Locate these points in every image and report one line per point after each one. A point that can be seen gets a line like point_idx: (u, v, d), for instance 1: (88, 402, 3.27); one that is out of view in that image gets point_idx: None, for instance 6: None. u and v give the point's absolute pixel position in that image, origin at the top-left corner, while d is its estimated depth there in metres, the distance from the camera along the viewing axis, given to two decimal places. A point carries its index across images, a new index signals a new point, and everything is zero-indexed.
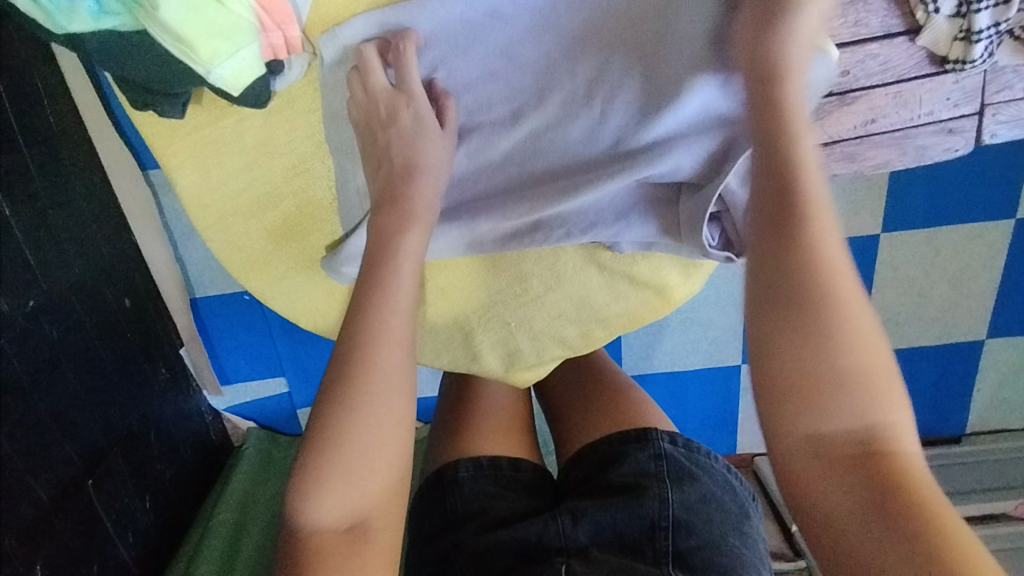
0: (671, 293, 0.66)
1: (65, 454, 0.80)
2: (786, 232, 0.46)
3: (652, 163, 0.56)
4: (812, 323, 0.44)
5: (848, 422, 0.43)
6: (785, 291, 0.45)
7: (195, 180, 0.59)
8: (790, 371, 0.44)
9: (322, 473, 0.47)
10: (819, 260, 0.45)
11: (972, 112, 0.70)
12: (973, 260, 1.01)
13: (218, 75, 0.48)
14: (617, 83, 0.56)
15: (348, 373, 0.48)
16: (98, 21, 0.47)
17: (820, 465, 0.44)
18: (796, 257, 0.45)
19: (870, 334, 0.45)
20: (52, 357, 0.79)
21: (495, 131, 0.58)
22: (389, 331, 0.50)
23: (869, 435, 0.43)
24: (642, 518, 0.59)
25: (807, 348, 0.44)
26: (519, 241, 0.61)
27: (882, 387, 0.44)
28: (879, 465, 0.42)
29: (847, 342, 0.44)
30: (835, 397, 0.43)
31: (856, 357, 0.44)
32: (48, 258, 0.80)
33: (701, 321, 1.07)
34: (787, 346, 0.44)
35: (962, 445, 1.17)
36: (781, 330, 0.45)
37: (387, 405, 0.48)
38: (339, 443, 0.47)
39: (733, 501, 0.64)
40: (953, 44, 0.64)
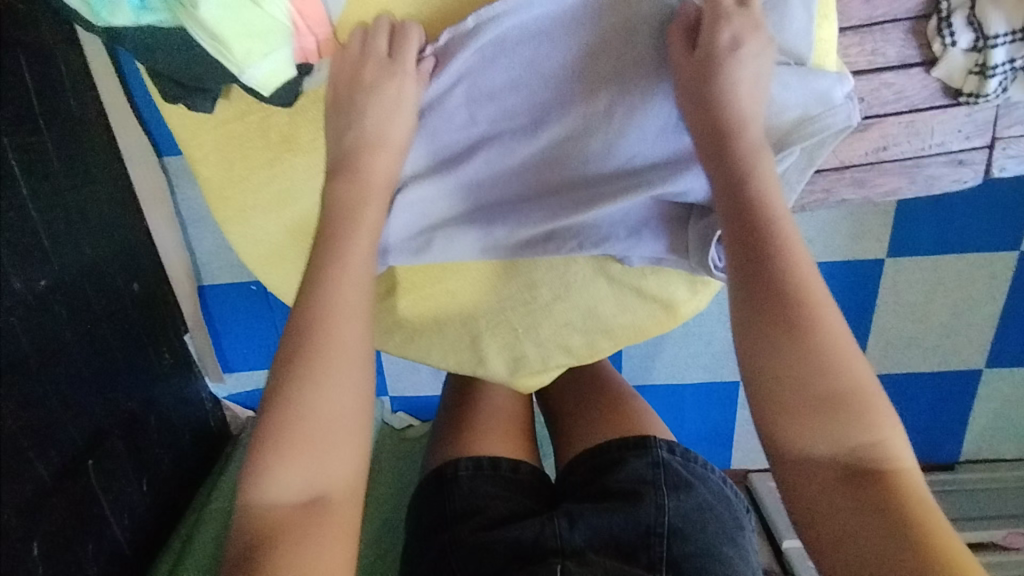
0: (678, 308, 0.67)
1: (66, 433, 0.81)
2: (756, 272, 0.48)
3: (672, 179, 0.57)
4: (793, 350, 0.46)
5: (833, 445, 0.45)
6: (764, 328, 0.47)
7: (217, 173, 0.59)
8: (787, 402, 0.46)
9: (279, 449, 0.47)
10: (799, 292, 0.47)
11: (983, 145, 0.71)
12: (976, 288, 1.02)
13: (250, 75, 0.50)
14: (635, 97, 0.57)
15: (304, 345, 0.48)
16: (139, 16, 0.48)
17: (811, 484, 0.45)
18: (775, 292, 0.47)
19: (846, 355, 0.47)
20: (59, 336, 0.80)
21: (515, 138, 0.59)
22: (341, 307, 0.50)
23: (858, 454, 0.45)
24: (638, 523, 0.59)
25: (803, 374, 0.46)
26: (532, 250, 0.62)
27: (868, 408, 0.46)
28: (871, 482, 0.44)
29: (830, 370, 0.46)
30: (823, 417, 0.45)
31: (834, 378, 0.46)
32: (62, 238, 0.81)
33: (703, 335, 1.08)
34: (778, 386, 0.47)
35: (955, 472, 1.17)
36: (769, 364, 0.47)
37: (345, 383, 0.48)
38: (293, 414, 0.47)
39: (728, 512, 0.65)
40: (968, 77, 0.65)
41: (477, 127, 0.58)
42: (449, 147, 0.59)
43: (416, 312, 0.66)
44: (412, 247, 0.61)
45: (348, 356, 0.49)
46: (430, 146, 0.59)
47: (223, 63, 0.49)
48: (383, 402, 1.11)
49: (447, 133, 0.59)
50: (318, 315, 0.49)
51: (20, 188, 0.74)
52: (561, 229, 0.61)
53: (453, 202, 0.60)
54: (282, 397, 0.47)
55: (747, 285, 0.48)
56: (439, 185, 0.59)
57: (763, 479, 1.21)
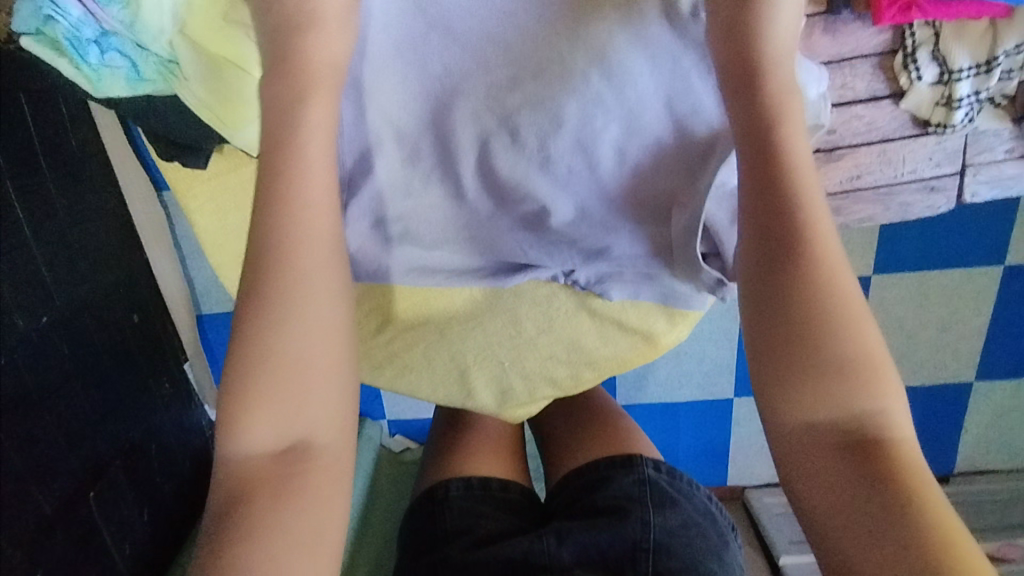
0: (659, 340, 0.68)
1: (68, 465, 0.83)
2: (773, 228, 0.45)
3: (649, 170, 0.57)
4: (806, 305, 0.44)
5: (836, 410, 0.42)
6: (775, 289, 0.44)
7: (211, 221, 0.61)
8: (791, 361, 0.43)
9: (249, 400, 0.43)
10: (810, 255, 0.44)
11: (954, 172, 0.74)
12: (963, 303, 1.03)
13: (238, 137, 0.52)
14: (615, 65, 0.53)
15: (267, 286, 0.43)
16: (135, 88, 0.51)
17: (810, 452, 0.43)
18: (791, 252, 0.44)
19: (860, 320, 0.44)
20: (62, 370, 0.82)
21: (492, 96, 0.54)
22: (297, 238, 0.44)
23: (863, 421, 0.42)
24: (625, 540, 0.61)
25: (812, 335, 0.43)
26: (515, 229, 0.61)
27: (874, 376, 0.43)
28: (872, 450, 0.42)
29: (840, 334, 0.43)
30: (829, 381, 0.43)
31: (845, 342, 0.43)
32: (63, 275, 0.83)
33: (694, 354, 1.09)
34: (786, 343, 0.44)
35: (949, 484, 1.19)
36: (779, 321, 0.44)
37: (315, 320, 0.44)
38: (264, 362, 0.43)
39: (712, 527, 0.66)
40: (935, 109, 0.68)
41: (450, 117, 0.55)
42: (414, 130, 0.56)
43: (405, 348, 0.68)
44: (389, 231, 0.59)
45: (306, 292, 0.44)
46: (388, 121, 0.55)
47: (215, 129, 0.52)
48: (382, 425, 1.13)
49: (413, 110, 0.55)
50: (276, 252, 0.43)
51: (24, 230, 0.77)
52: (540, 224, 0.60)
53: (426, 169, 0.58)
54: (248, 335, 0.43)
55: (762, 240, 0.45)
56: (408, 173, 0.58)
57: (760, 495, 1.22)
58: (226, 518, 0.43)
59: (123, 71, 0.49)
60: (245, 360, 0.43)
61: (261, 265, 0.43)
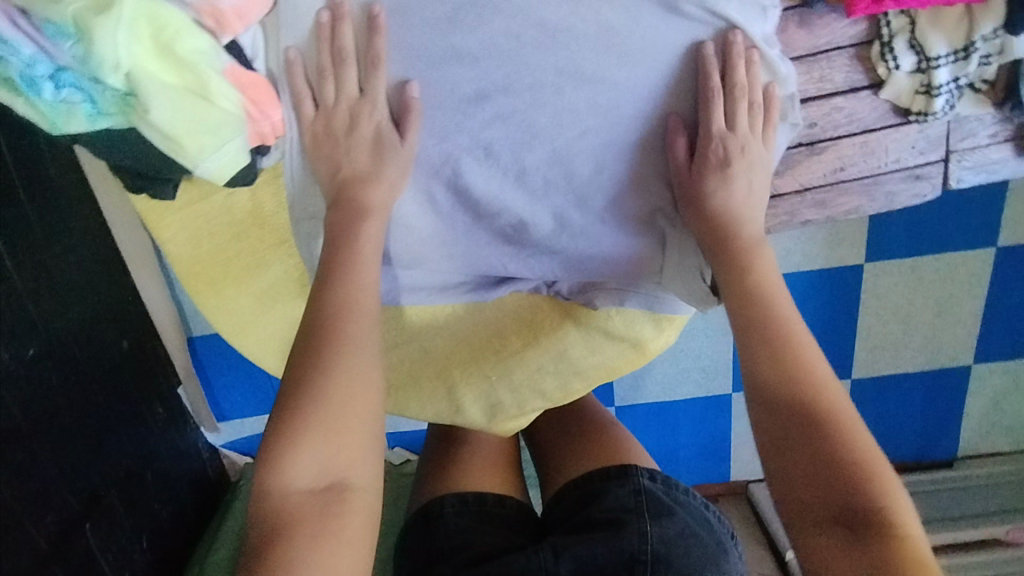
0: (647, 345, 0.67)
1: (61, 497, 0.82)
2: (765, 338, 0.52)
3: (628, 176, 0.56)
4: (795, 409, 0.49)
5: (837, 506, 0.46)
6: (773, 390, 0.50)
7: (185, 249, 0.60)
8: (789, 456, 0.48)
9: (296, 438, 0.46)
10: (798, 359, 0.51)
11: (938, 159, 0.73)
12: (957, 287, 1.03)
13: (204, 168, 0.49)
14: (586, 76, 0.51)
15: (331, 334, 0.49)
16: (94, 122, 0.46)
17: (820, 546, 0.45)
18: (782, 359, 0.51)
19: (854, 425, 0.48)
20: (52, 402, 0.81)
21: (459, 111, 0.53)
22: (359, 304, 0.50)
23: (864, 512, 0.45)
24: (622, 552, 0.60)
25: (805, 432, 0.48)
26: (502, 245, 0.61)
27: (876, 475, 0.46)
28: (874, 543, 0.44)
29: (837, 434, 0.48)
30: (824, 477, 0.46)
31: (840, 440, 0.47)
32: (48, 307, 0.82)
33: (690, 352, 1.08)
34: (785, 440, 0.49)
35: (952, 469, 1.18)
36: (771, 416, 0.50)
37: (364, 372, 0.48)
38: (318, 401, 0.46)
39: (712, 537, 0.65)
40: (915, 97, 0.67)
41: (421, 136, 0.54)
42: (427, 163, 0.55)
43: (390, 365, 0.67)
44: (393, 266, 0.61)
45: (360, 349, 0.49)
46: (424, 165, 0.55)
47: (177, 158, 0.49)
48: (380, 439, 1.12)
49: (425, 144, 0.54)
50: (341, 304, 0.50)
51: (6, 262, 0.75)
52: (521, 235, 0.60)
53: (410, 195, 0.57)
54: (304, 379, 0.47)
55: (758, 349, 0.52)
56: (432, 206, 0.58)
57: (764, 490, 1.21)
58: (270, 552, 0.44)
59: (82, 107, 0.46)
60: (300, 399, 0.47)
61: (332, 302, 0.50)
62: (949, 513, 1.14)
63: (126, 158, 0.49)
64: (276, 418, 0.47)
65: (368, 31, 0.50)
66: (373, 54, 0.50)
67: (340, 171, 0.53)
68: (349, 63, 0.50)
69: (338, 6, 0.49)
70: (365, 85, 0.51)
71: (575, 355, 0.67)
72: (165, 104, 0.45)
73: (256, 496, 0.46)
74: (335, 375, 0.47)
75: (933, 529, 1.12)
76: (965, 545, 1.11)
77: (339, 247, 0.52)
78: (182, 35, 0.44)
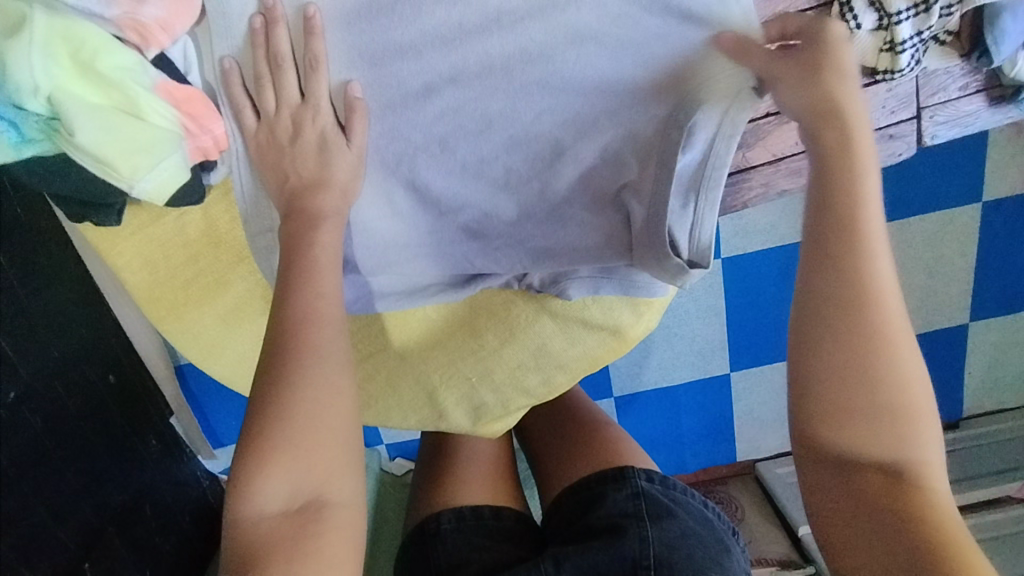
0: (627, 333, 0.66)
1: (56, 541, 0.80)
2: (831, 252, 0.49)
3: (583, 150, 0.54)
4: (852, 351, 0.48)
5: (875, 442, 0.49)
6: (835, 318, 0.48)
7: (143, 276, 0.59)
8: (836, 387, 0.49)
9: (264, 460, 0.45)
10: (866, 281, 0.48)
11: (910, 117, 0.72)
12: (946, 247, 1.02)
13: (140, 188, 0.47)
14: (532, 58, 0.50)
15: (288, 350, 0.47)
16: (19, 150, 0.46)
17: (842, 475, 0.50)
18: (846, 280, 0.48)
19: (908, 369, 0.49)
20: (39, 444, 0.80)
21: (409, 108, 0.52)
22: (319, 313, 0.49)
23: (893, 451, 0.49)
24: (623, 558, 0.60)
25: (857, 368, 0.48)
26: (471, 240, 0.59)
27: (914, 419, 0.49)
28: (896, 491, 0.47)
29: (887, 377, 0.48)
30: (862, 414, 0.49)
31: (892, 383, 0.48)
32: (27, 348, 0.79)
33: (684, 335, 1.07)
34: (833, 370, 0.49)
35: (958, 430, 1.18)
36: (827, 343, 0.49)
37: (327, 381, 0.47)
38: (282, 419, 0.46)
39: (712, 536, 0.65)
40: (880, 55, 0.64)
41: (372, 136, 0.53)
42: (381, 163, 0.54)
43: (368, 374, 0.68)
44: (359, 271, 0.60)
45: (324, 359, 0.48)
46: (378, 164, 0.54)
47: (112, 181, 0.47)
48: (380, 450, 1.09)
49: (378, 145, 0.54)
50: (298, 319, 0.48)
51: None
52: (487, 226, 0.58)
53: (371, 198, 0.56)
54: (264, 400, 0.46)
55: (821, 270, 0.49)
56: (392, 208, 0.57)
57: (771, 467, 1.20)
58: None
59: (7, 136, 0.45)
60: (265, 418, 0.46)
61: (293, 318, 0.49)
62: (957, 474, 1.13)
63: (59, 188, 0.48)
64: (243, 441, 0.46)
65: (306, 34, 0.49)
66: (313, 57, 0.49)
67: (296, 182, 0.52)
68: (289, 67, 0.49)
69: (271, 11, 0.48)
70: (308, 89, 0.50)
71: (559, 351, 0.66)
72: (91, 125, 0.44)
73: (228, 523, 0.46)
74: (299, 392, 0.46)
75: None
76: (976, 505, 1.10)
77: (297, 257, 0.51)
78: (101, 52, 0.43)
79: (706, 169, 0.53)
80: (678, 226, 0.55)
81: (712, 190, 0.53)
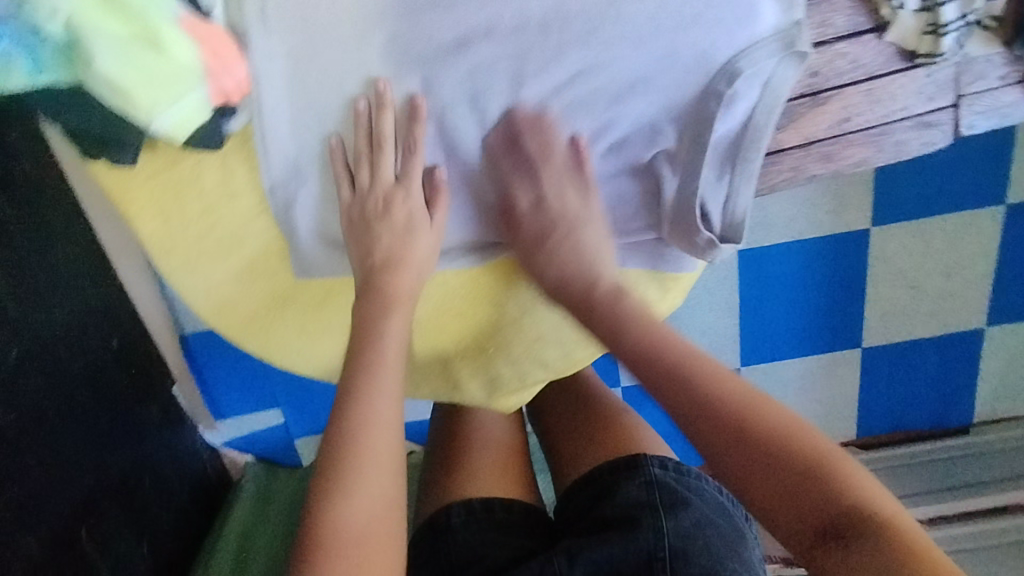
0: (652, 309, 0.65)
1: (56, 505, 0.79)
2: (672, 391, 0.53)
3: (622, 112, 0.52)
4: (735, 449, 0.51)
5: (820, 503, 0.48)
6: (709, 437, 0.52)
7: (156, 226, 0.56)
8: (749, 482, 0.50)
9: (359, 451, 0.52)
10: (716, 395, 0.52)
11: (948, 104, 0.69)
12: (967, 248, 0.99)
13: (160, 124, 0.46)
14: (571, 14, 0.48)
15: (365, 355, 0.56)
16: (35, 79, 0.41)
17: (811, 540, 0.48)
18: (702, 399, 0.52)
19: (800, 432, 0.51)
20: (42, 408, 0.78)
21: (440, 61, 0.50)
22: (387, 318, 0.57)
23: (841, 503, 0.48)
24: (638, 551, 0.59)
25: (751, 460, 0.50)
26: (503, 202, 0.58)
27: (838, 467, 0.49)
28: (862, 536, 0.46)
29: (786, 449, 0.50)
30: (790, 484, 0.49)
31: (794, 451, 0.50)
32: (32, 308, 0.78)
33: (695, 326, 1.05)
34: (739, 471, 0.50)
35: (967, 436, 1.16)
36: (719, 453, 0.51)
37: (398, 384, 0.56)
38: (370, 416, 0.53)
39: (729, 525, 0.64)
40: (921, 38, 0.62)
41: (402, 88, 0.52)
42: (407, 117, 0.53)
43: None
44: None
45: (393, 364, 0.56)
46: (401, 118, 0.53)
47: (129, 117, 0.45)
48: None
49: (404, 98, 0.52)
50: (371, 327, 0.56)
51: None
52: (494, 218, 0.60)
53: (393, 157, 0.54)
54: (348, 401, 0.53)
55: (680, 405, 0.53)
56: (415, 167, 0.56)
57: None
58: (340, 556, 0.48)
59: (19, 64, 0.40)
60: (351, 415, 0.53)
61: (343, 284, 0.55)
62: (961, 480, 1.12)
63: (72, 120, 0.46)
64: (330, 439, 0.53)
65: None
66: None
67: None
68: None
69: None
70: None
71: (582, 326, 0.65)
72: (114, 52, 0.41)
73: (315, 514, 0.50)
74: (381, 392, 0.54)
75: (949, 499, 1.10)
76: (980, 512, 1.08)
77: None
78: None
79: (742, 141, 0.53)
80: (712, 199, 0.56)
81: (747, 162, 0.54)
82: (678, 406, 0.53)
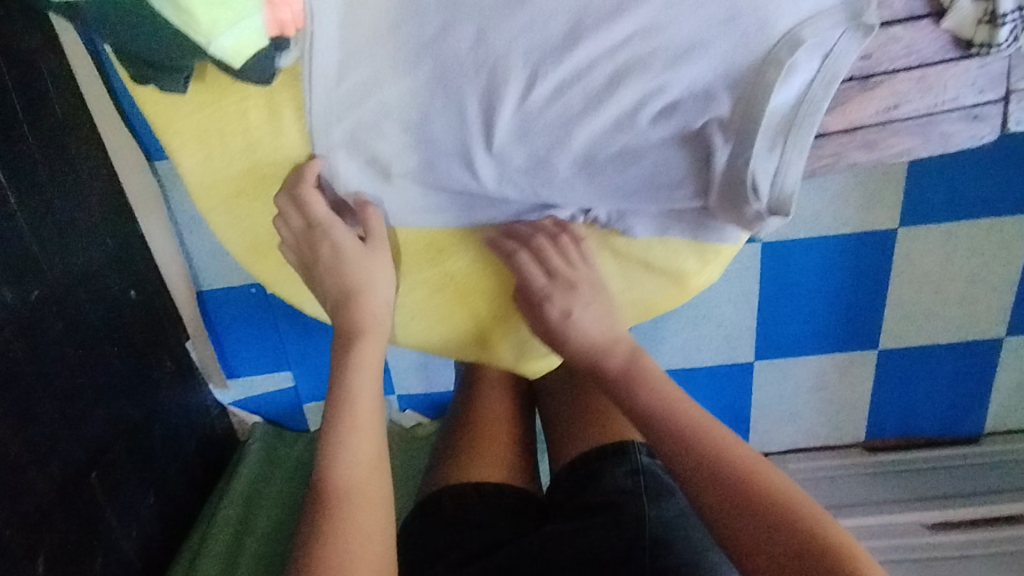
0: (688, 280, 0.65)
1: (65, 448, 0.79)
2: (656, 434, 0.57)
3: (681, 73, 0.50)
4: (708, 487, 0.54)
5: (787, 544, 0.50)
6: (688, 472, 0.55)
7: (199, 160, 0.58)
8: (722, 517, 0.52)
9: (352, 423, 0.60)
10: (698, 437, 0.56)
11: (997, 98, 0.66)
12: (994, 254, 0.98)
13: (218, 45, 0.45)
14: None
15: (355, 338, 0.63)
16: None
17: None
18: (683, 440, 0.56)
19: (772, 477, 0.53)
20: (57, 350, 0.78)
21: (495, 11, 0.49)
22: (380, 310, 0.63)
23: (806, 545, 0.49)
24: (621, 534, 0.59)
25: (727, 499, 0.53)
26: (551, 162, 0.55)
27: (806, 511, 0.51)
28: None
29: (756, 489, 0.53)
30: (757, 523, 0.51)
31: (762, 493, 0.52)
32: (53, 248, 0.77)
33: (713, 316, 1.04)
34: (715, 506, 0.53)
35: (977, 446, 1.15)
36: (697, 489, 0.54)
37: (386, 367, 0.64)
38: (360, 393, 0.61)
39: None
40: (977, 27, 0.61)
41: (452, 38, 0.50)
42: (455, 70, 0.51)
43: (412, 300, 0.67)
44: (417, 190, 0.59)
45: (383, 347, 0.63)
46: (445, 72, 0.52)
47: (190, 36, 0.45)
48: (392, 400, 1.07)
49: (452, 51, 0.51)
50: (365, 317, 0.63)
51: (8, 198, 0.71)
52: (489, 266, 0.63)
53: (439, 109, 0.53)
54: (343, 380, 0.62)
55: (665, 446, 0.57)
56: (458, 125, 0.54)
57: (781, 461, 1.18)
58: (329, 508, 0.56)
59: None
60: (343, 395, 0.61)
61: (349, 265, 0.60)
62: (975, 487, 1.10)
63: (133, 36, 0.47)
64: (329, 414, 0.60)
65: None
66: None
67: None
68: None
69: None
70: None
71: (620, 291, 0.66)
72: None
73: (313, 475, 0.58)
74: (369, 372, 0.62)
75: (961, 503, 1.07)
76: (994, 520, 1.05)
77: None
78: None
79: (798, 113, 0.52)
80: (762, 170, 0.54)
81: (801, 135, 0.53)
82: (663, 448, 0.57)
